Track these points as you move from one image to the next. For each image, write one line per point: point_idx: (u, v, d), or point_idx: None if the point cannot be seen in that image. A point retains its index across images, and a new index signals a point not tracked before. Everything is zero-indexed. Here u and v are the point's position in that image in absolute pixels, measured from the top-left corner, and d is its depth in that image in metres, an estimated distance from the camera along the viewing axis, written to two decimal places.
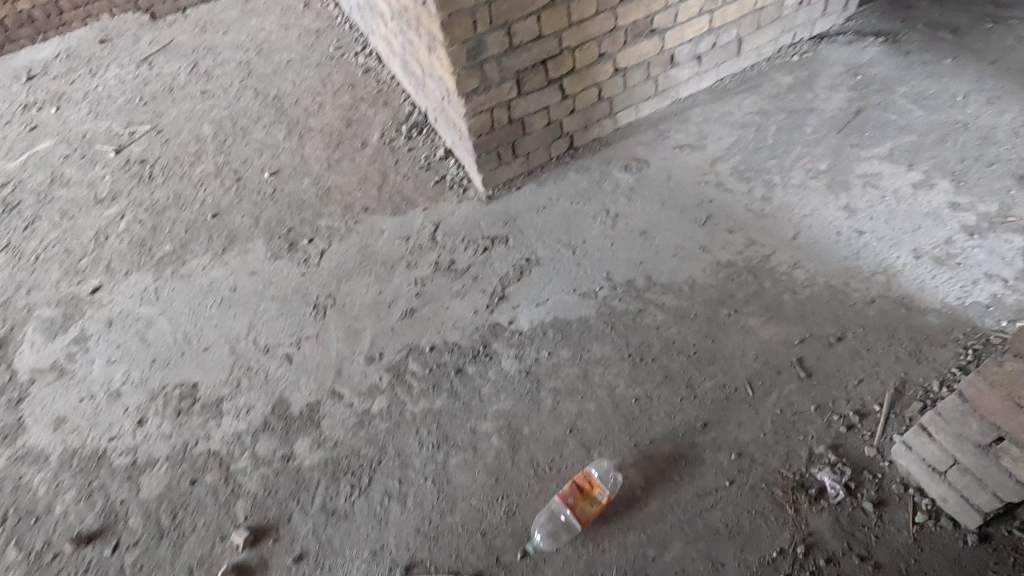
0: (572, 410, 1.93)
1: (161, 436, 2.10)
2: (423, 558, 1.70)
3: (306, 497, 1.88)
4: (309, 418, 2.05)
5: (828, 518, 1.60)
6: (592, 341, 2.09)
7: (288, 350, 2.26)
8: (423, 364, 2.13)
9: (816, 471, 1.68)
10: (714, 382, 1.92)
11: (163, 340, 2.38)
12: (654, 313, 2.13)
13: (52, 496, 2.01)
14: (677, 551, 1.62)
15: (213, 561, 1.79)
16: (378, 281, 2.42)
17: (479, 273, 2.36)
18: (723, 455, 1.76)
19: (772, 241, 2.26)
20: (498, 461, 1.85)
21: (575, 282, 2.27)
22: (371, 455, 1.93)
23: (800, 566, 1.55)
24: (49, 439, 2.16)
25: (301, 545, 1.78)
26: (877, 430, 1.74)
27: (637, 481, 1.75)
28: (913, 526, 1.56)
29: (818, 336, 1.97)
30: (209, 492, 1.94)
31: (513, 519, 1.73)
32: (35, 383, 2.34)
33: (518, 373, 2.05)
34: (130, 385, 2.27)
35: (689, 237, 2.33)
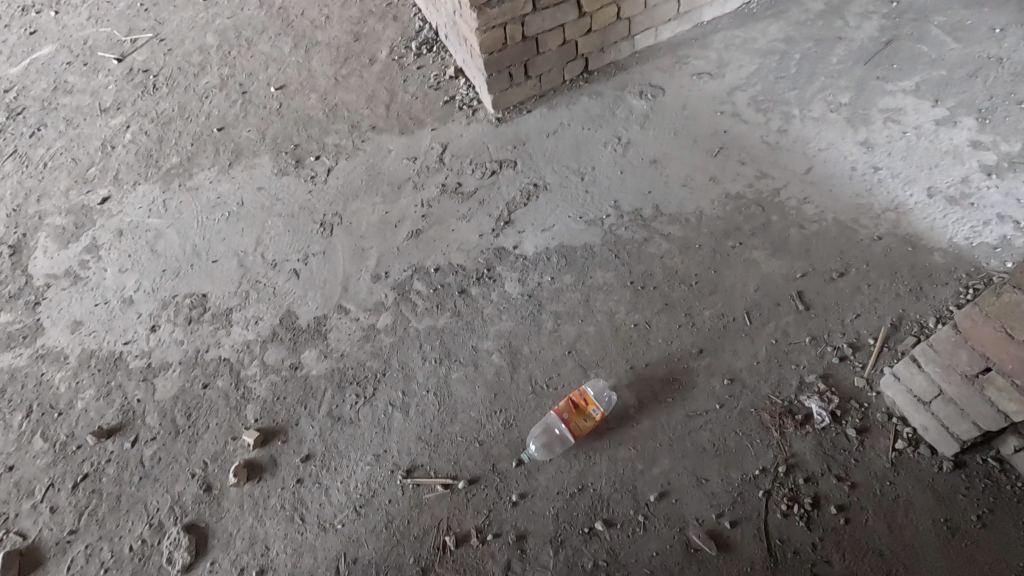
0: (572, 333, 1.97)
1: (174, 342, 2.17)
2: (423, 462, 1.80)
3: (313, 403, 1.96)
4: (316, 331, 2.12)
5: (811, 441, 1.67)
6: (596, 267, 2.10)
7: (296, 265, 2.30)
8: (428, 283, 2.16)
9: (804, 398, 1.74)
10: (713, 311, 1.95)
11: (173, 251, 2.42)
12: (659, 242, 2.13)
13: (73, 393, 2.11)
14: (664, 465, 1.70)
15: (226, 457, 1.90)
16: (385, 201, 2.41)
17: (486, 196, 2.35)
18: (716, 380, 1.82)
19: (785, 174, 2.22)
20: (498, 377, 1.92)
21: (581, 209, 2.26)
22: (376, 367, 2.00)
23: (780, 483, 1.62)
24: (67, 341, 2.25)
25: (309, 446, 1.88)
26: (868, 363, 1.78)
27: (630, 401, 1.82)
28: (892, 452, 1.63)
29: (821, 271, 1.98)
30: (221, 395, 2.03)
31: (510, 430, 1.81)
32: (50, 288, 2.40)
33: (520, 295, 2.08)
34: (143, 293, 2.33)
35: (700, 167, 2.29)
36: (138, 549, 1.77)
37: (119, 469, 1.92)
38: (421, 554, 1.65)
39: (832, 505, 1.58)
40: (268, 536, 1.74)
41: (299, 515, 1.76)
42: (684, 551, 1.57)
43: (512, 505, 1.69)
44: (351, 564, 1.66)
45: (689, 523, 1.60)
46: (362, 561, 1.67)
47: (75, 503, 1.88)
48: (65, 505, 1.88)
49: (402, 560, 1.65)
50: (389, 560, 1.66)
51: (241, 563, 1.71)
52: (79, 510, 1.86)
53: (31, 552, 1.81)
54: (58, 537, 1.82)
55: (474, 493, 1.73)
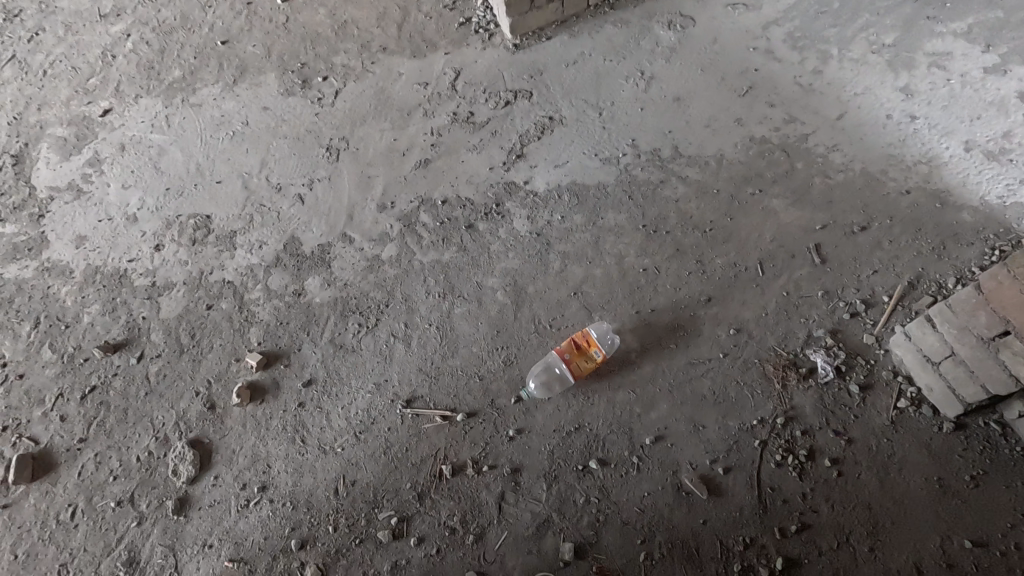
0: (579, 274, 1.94)
1: (178, 262, 2.16)
2: (423, 393, 1.81)
3: (316, 330, 1.96)
4: (320, 259, 2.09)
5: (812, 395, 1.66)
6: (608, 208, 2.03)
7: (301, 190, 2.24)
8: (434, 216, 2.11)
9: (810, 352, 1.71)
10: (726, 260, 1.90)
11: (176, 170, 2.37)
12: (675, 185, 2.05)
13: (79, 307, 2.12)
14: (662, 410, 1.71)
15: (230, 378, 1.92)
16: (394, 128, 2.32)
17: (499, 128, 2.25)
18: (722, 330, 1.79)
19: (815, 120, 2.10)
20: (501, 315, 1.90)
21: (597, 146, 2.16)
22: (379, 298, 1.99)
23: (777, 434, 1.63)
24: (72, 255, 2.24)
25: (311, 371, 1.90)
26: (880, 320, 1.74)
27: (633, 345, 1.81)
28: (893, 410, 1.62)
29: (841, 224, 1.91)
30: (224, 317, 2.03)
31: (510, 368, 1.82)
32: (54, 201, 2.37)
33: (529, 233, 2.03)
34: (146, 211, 2.29)
35: (726, 108, 2.17)
36: (145, 460, 1.83)
37: (126, 383, 1.96)
38: (417, 480, 1.70)
39: (826, 458, 1.59)
40: (269, 455, 1.79)
41: (300, 437, 1.80)
42: (675, 493, 1.60)
43: (509, 440, 1.72)
44: (349, 485, 1.71)
45: (682, 467, 1.62)
46: (361, 484, 1.71)
47: (83, 413, 1.93)
48: (75, 415, 1.93)
49: (399, 485, 1.70)
50: (386, 484, 1.70)
51: (243, 479, 1.76)
52: (88, 421, 1.91)
53: (43, 457, 1.87)
54: (68, 444, 1.88)
55: (472, 426, 1.75)
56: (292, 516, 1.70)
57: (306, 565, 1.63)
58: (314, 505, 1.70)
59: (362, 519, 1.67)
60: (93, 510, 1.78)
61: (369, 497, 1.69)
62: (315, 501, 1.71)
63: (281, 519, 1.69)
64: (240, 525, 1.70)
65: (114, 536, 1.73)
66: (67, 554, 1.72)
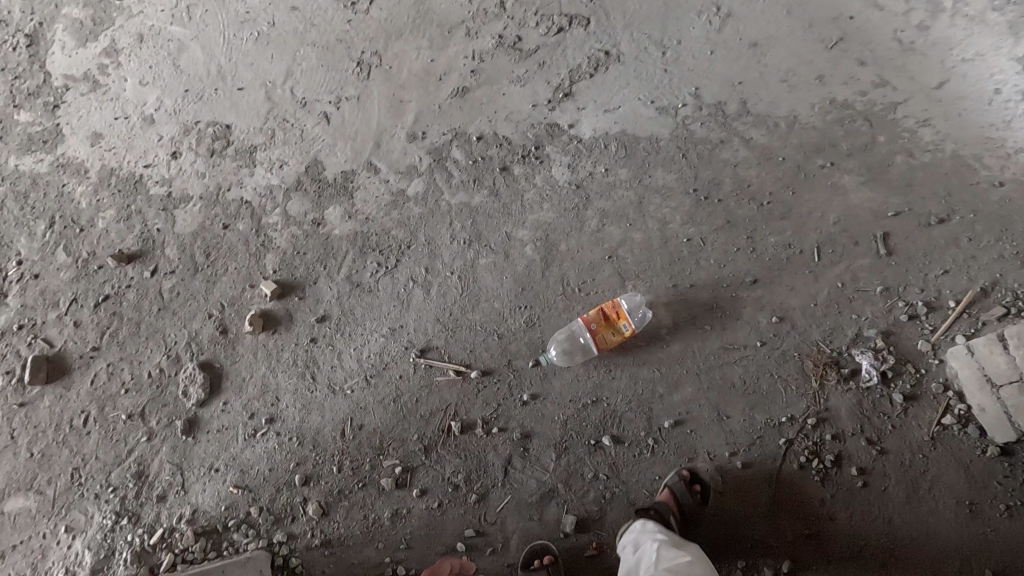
0: (617, 236, 1.79)
1: (195, 174, 2.05)
2: (438, 345, 1.75)
3: (333, 265, 1.87)
4: (342, 187, 1.96)
5: (850, 399, 1.55)
6: (657, 166, 1.85)
7: (327, 108, 2.07)
8: (467, 154, 1.94)
9: (856, 353, 1.58)
10: (780, 239, 1.73)
11: (196, 70, 2.19)
12: (737, 147, 1.84)
13: (94, 211, 2.05)
14: (687, 394, 1.62)
15: (243, 304, 1.87)
16: (432, 47, 2.10)
17: (547, 59, 2.02)
18: (763, 316, 1.66)
19: (908, 86, 1.83)
20: (528, 272, 1.79)
21: (655, 92, 1.93)
22: (401, 238, 1.88)
23: (804, 435, 1.54)
24: (87, 154, 2.13)
25: (325, 307, 1.83)
26: (940, 327, 1.58)
27: (665, 322, 1.69)
28: (936, 426, 1.50)
29: (917, 212, 1.70)
30: (240, 239, 1.94)
31: (532, 329, 1.73)
32: (70, 92, 2.23)
33: (567, 184, 1.87)
34: (164, 114, 2.15)
35: (808, 61, 1.90)
36: (156, 377, 1.82)
37: (139, 297, 1.92)
38: (425, 433, 1.67)
39: (853, 466, 1.50)
40: (279, 388, 1.76)
41: (311, 374, 1.77)
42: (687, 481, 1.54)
43: (522, 404, 1.66)
44: (356, 429, 1.69)
45: (699, 456, 1.56)
46: (368, 429, 1.69)
47: (97, 322, 1.90)
48: (88, 322, 1.91)
49: (406, 435, 1.67)
50: (393, 433, 1.68)
51: (252, 409, 1.75)
52: (101, 330, 1.89)
53: (57, 361, 1.88)
54: (82, 351, 1.87)
55: (485, 385, 1.69)
56: (298, 452, 1.69)
57: (308, 501, 1.64)
58: (320, 444, 1.69)
59: (366, 464, 1.66)
60: (104, 420, 1.79)
61: (375, 443, 1.67)
62: (321, 440, 1.70)
63: (287, 453, 1.69)
64: (246, 454, 1.71)
65: (125, 448, 1.76)
66: (79, 459, 1.76)
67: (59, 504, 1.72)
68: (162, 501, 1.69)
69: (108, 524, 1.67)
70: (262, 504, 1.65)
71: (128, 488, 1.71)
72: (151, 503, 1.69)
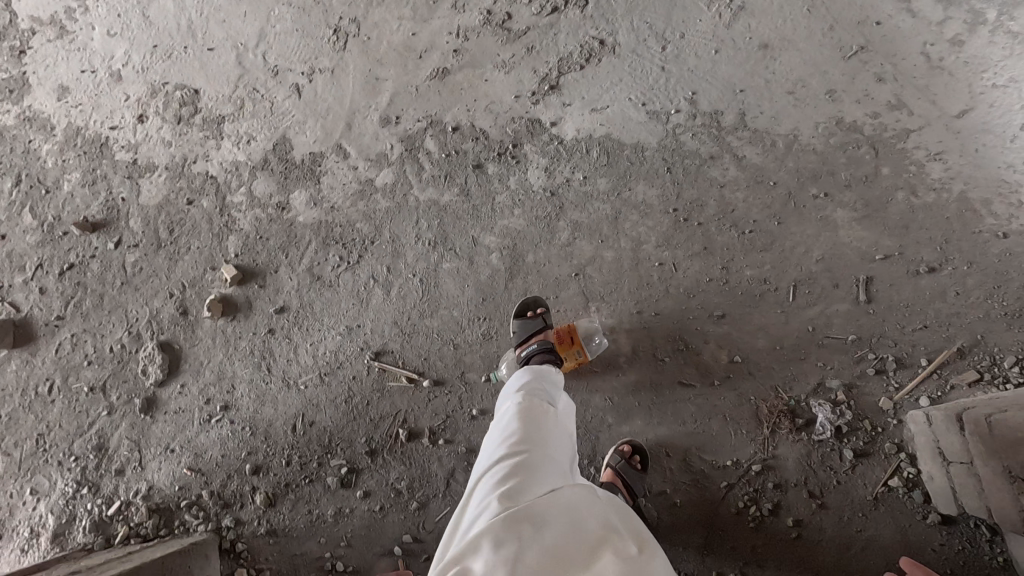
0: (587, 252, 1.71)
1: (162, 142, 1.97)
2: (393, 349, 1.73)
3: (295, 254, 1.83)
4: (310, 170, 1.87)
5: (799, 450, 1.52)
6: (639, 178, 1.73)
7: (299, 79, 1.95)
8: (441, 145, 1.83)
9: (814, 404, 1.53)
10: (756, 273, 1.63)
11: (166, 24, 2.05)
12: (726, 166, 1.70)
13: (60, 171, 2.00)
14: (635, 425, 1.60)
15: (204, 287, 1.85)
16: (414, 17, 1.93)
17: (536, 44, 1.85)
18: (724, 354, 1.60)
19: (927, 111, 1.65)
20: (491, 281, 1.73)
21: (647, 93, 1.77)
22: (365, 232, 1.81)
23: (747, 481, 1.52)
24: (54, 109, 2.05)
25: (285, 298, 1.80)
26: (906, 385, 1.52)
27: (623, 349, 1.64)
28: (881, 486, 1.48)
29: (908, 258, 1.59)
30: (204, 217, 1.89)
31: (488, 343, 1.70)
32: (36, 36, 2.11)
33: (542, 191, 1.76)
34: (132, 70, 2.04)
35: (821, 72, 1.72)
36: (118, 352, 1.84)
37: (103, 268, 1.90)
38: (372, 437, 1.68)
39: (790, 517, 1.49)
40: (235, 377, 1.78)
41: (267, 366, 1.77)
42: None
43: (470, 419, 1.66)
44: (307, 425, 1.71)
45: None
46: (318, 426, 1.71)
47: (62, 290, 1.90)
48: (53, 290, 1.91)
49: (354, 437, 1.69)
50: (342, 433, 1.70)
51: (208, 394, 1.77)
52: (65, 299, 1.89)
53: (23, 326, 1.89)
54: (47, 319, 1.89)
55: (436, 395, 1.68)
56: (250, 442, 1.72)
57: (257, 490, 1.69)
58: (271, 436, 1.72)
59: (314, 460, 1.69)
60: (68, 389, 1.83)
61: (324, 441, 1.70)
62: (273, 432, 1.72)
63: (239, 442, 1.73)
64: (201, 438, 1.75)
65: (86, 420, 1.80)
66: (44, 426, 1.81)
67: (25, 467, 1.79)
68: (120, 475, 1.75)
69: (69, 492, 1.75)
70: (213, 488, 1.71)
71: (89, 459, 1.77)
72: (110, 476, 1.75)
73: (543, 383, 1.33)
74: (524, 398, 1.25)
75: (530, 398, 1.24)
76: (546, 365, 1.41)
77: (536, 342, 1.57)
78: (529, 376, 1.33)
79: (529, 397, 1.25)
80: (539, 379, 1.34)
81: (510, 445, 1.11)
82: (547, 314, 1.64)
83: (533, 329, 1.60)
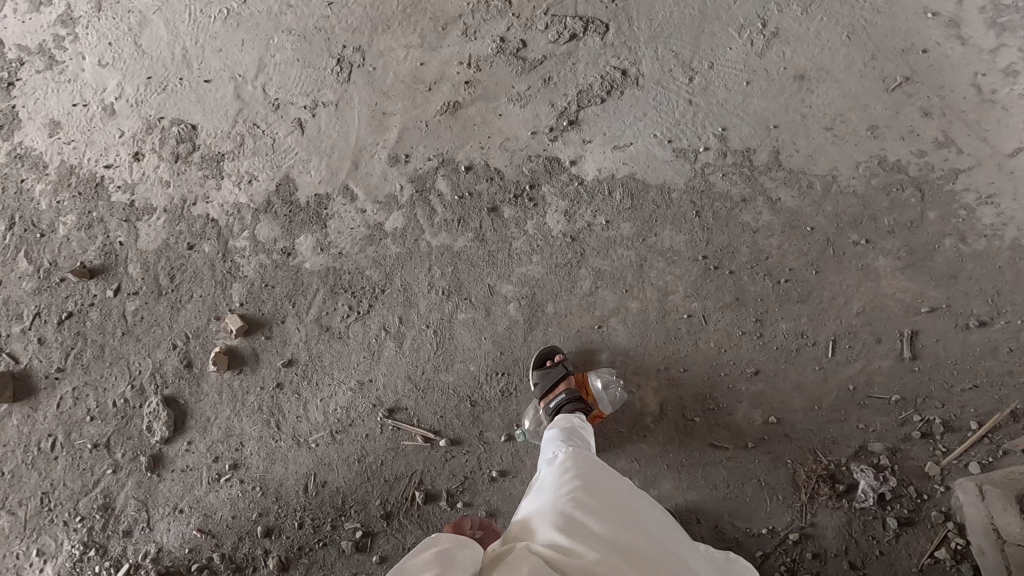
0: (610, 303, 1.61)
1: (160, 181, 1.87)
2: (408, 406, 1.65)
3: (302, 303, 1.74)
4: (315, 213, 1.77)
5: (839, 518, 1.43)
6: (665, 222, 1.62)
7: (302, 114, 1.83)
8: (454, 186, 1.73)
9: (854, 468, 1.44)
10: (792, 326, 1.53)
11: (160, 53, 1.93)
12: (760, 209, 1.59)
13: (54, 214, 1.90)
14: (664, 490, 1.51)
15: (208, 337, 1.76)
16: (423, 46, 1.81)
17: (554, 75, 1.73)
18: (758, 414, 1.51)
19: (977, 149, 1.54)
20: (509, 333, 1.64)
21: (674, 129, 1.66)
22: (375, 279, 1.72)
23: (783, 550, 1.43)
24: (45, 145, 1.94)
25: (292, 350, 1.72)
26: (954, 449, 1.42)
27: (651, 408, 1.55)
28: (927, 558, 1.39)
29: (956, 311, 1.49)
30: (206, 263, 1.80)
31: (507, 399, 1.61)
32: (23, 67, 1.98)
33: (561, 235, 1.66)
34: (125, 104, 1.93)
35: (862, 105, 1.60)
36: (121, 407, 1.77)
37: (103, 317, 1.82)
38: (387, 499, 1.61)
39: None
40: (243, 433, 1.70)
41: (275, 422, 1.69)
42: None
43: (490, 481, 1.58)
44: (319, 486, 1.64)
45: None
46: (330, 487, 1.64)
47: (61, 340, 1.83)
48: (52, 340, 1.83)
49: (369, 499, 1.62)
50: (355, 494, 1.63)
51: (215, 452, 1.70)
52: (65, 350, 1.82)
53: (23, 378, 1.82)
54: (47, 371, 1.82)
55: (453, 455, 1.61)
56: (260, 502, 1.66)
57: (269, 554, 1.62)
58: (282, 497, 1.65)
59: (328, 523, 1.62)
60: (71, 446, 1.77)
61: (337, 503, 1.63)
62: (284, 492, 1.65)
63: (249, 502, 1.66)
64: (210, 498, 1.68)
65: (91, 478, 1.74)
66: (48, 483, 1.75)
67: (30, 527, 1.73)
68: (128, 536, 1.69)
69: (76, 554, 1.69)
70: (224, 551, 1.64)
71: (95, 519, 1.71)
72: (118, 537, 1.70)
73: (586, 434, 1.33)
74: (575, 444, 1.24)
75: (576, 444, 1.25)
76: (576, 418, 1.37)
77: (562, 391, 1.49)
78: (570, 419, 1.35)
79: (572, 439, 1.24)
80: (582, 429, 1.33)
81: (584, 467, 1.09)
82: (567, 362, 1.56)
83: (556, 378, 1.52)
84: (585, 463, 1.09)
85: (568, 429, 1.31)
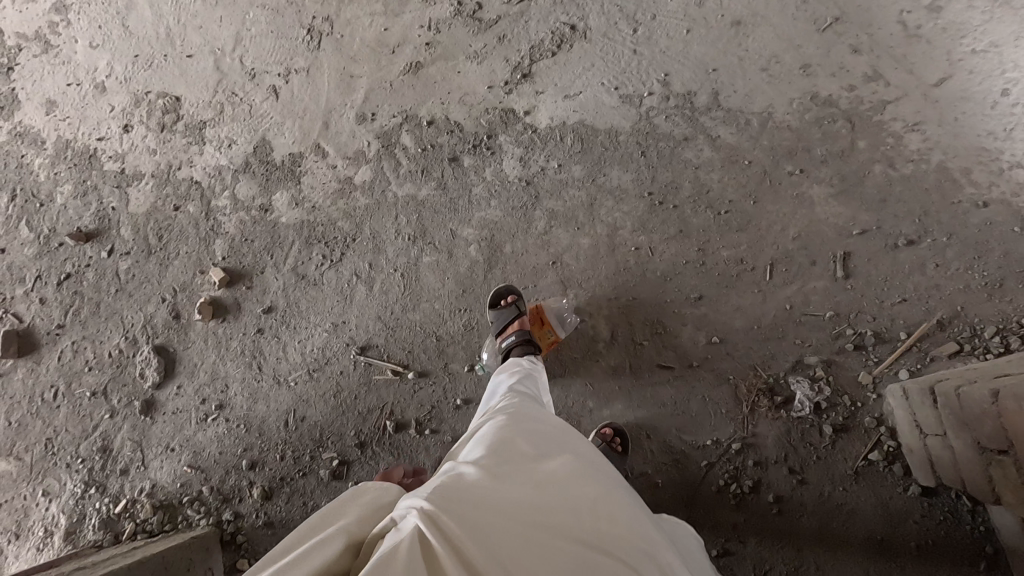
0: (564, 241, 1.72)
1: (147, 150, 2.01)
2: (378, 344, 1.77)
3: (279, 255, 1.86)
4: (290, 171, 1.90)
5: (779, 428, 1.53)
6: (613, 163, 1.73)
7: (276, 81, 1.96)
8: (417, 140, 1.85)
9: (792, 381, 1.54)
10: (732, 253, 1.63)
11: (146, 32, 2.06)
12: (701, 146, 1.69)
13: (52, 184, 2.03)
14: (615, 409, 1.62)
15: (194, 290, 1.90)
16: (386, 13, 1.92)
17: (508, 33, 1.84)
18: (702, 336, 1.61)
19: (904, 81, 1.63)
20: (470, 272, 1.76)
21: (620, 77, 1.76)
22: (346, 229, 1.84)
23: (727, 459, 1.54)
24: (43, 123, 2.07)
25: (272, 298, 1.85)
26: (885, 359, 1.52)
27: (602, 334, 1.66)
28: (861, 460, 1.49)
29: (886, 232, 1.58)
30: (191, 223, 1.94)
31: (470, 333, 1.73)
32: (22, 52, 2.10)
33: (517, 180, 1.77)
34: (115, 81, 2.06)
35: (795, 46, 1.69)
36: (116, 357, 1.90)
37: (98, 277, 1.96)
38: (361, 430, 1.73)
39: (771, 494, 1.51)
40: (228, 376, 1.83)
41: (257, 364, 1.82)
42: None
43: (455, 409, 1.70)
44: (299, 421, 1.77)
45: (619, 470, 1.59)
46: (309, 421, 1.76)
47: (61, 300, 1.96)
48: (52, 300, 1.96)
49: (344, 430, 1.74)
50: (332, 427, 1.75)
51: (203, 394, 1.83)
52: (64, 308, 1.95)
53: (26, 336, 1.96)
54: (48, 328, 1.95)
55: (421, 386, 1.73)
56: (245, 438, 1.78)
57: (254, 484, 1.75)
58: (265, 432, 1.78)
59: (307, 454, 1.74)
60: (72, 394, 1.90)
61: (315, 435, 1.75)
62: (266, 428, 1.78)
63: (235, 438, 1.79)
64: (199, 436, 1.81)
65: (90, 423, 1.87)
66: (51, 430, 1.89)
67: (36, 469, 1.86)
68: (125, 474, 1.82)
69: (78, 492, 1.83)
70: (212, 484, 1.77)
71: (95, 460, 1.84)
72: (115, 475, 1.83)
73: (535, 387, 1.37)
74: (521, 396, 1.25)
75: (523, 395, 1.25)
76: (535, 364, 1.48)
77: (513, 332, 1.59)
78: (513, 369, 1.43)
79: (518, 394, 1.25)
80: (529, 378, 1.38)
81: (516, 413, 1.09)
82: (519, 301, 1.66)
83: (507, 318, 1.63)
84: (519, 412, 1.10)
85: (513, 380, 1.35)
